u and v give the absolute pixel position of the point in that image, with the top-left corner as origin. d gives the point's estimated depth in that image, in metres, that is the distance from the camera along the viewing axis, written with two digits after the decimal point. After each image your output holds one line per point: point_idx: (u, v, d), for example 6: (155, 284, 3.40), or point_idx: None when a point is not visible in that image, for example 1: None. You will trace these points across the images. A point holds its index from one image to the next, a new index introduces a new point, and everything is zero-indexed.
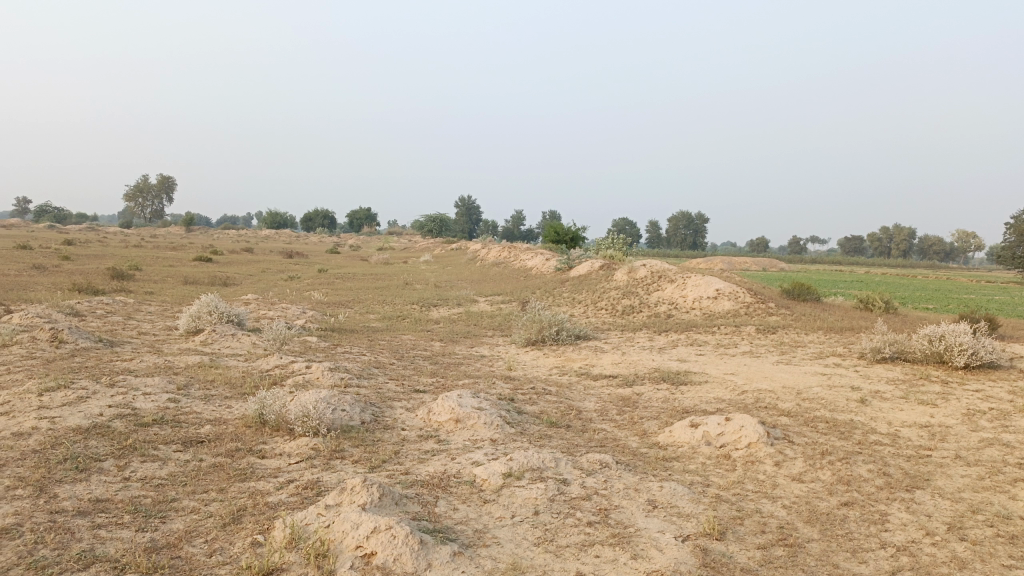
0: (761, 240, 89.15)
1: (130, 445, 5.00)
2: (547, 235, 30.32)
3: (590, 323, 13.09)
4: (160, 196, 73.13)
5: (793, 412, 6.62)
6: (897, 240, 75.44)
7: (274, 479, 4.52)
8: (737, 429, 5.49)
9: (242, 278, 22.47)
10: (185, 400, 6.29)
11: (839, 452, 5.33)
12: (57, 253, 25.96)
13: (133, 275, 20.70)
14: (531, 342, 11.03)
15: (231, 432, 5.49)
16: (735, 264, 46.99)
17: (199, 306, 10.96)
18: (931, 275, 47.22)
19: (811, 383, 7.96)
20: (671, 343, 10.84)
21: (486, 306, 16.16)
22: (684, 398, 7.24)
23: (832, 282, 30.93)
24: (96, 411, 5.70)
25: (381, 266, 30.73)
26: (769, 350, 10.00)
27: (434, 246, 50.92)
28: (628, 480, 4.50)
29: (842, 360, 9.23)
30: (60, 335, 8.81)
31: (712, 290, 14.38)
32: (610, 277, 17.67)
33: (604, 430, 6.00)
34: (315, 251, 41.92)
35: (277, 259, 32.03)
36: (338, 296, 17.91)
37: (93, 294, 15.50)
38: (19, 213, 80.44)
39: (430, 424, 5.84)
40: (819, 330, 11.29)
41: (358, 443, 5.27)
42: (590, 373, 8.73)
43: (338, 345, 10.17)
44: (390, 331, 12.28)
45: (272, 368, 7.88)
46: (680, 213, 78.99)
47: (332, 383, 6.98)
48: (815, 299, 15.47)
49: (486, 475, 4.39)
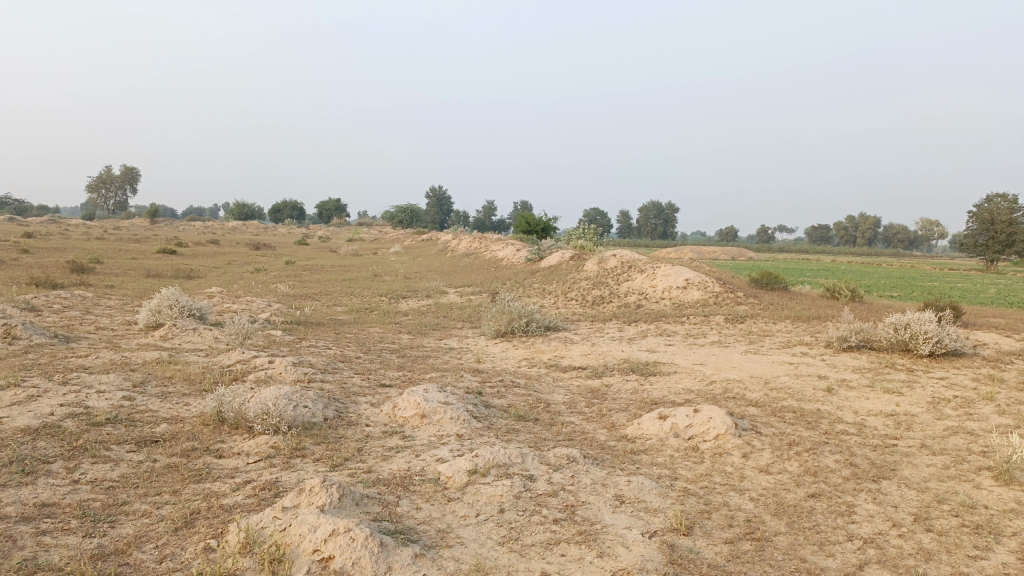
0: (730, 230, 89.91)
1: (81, 446, 4.81)
2: (518, 226, 30.24)
3: (560, 314, 13.02)
4: (124, 188, 71.77)
5: (761, 402, 6.60)
6: (862, 229, 76.54)
7: (231, 479, 4.37)
8: (705, 421, 5.45)
9: (208, 270, 22.09)
10: (142, 398, 6.10)
11: (806, 443, 5.31)
12: (15, 246, 25.32)
13: (94, 268, 20.25)
14: (501, 333, 10.94)
15: (188, 431, 5.32)
16: (704, 253, 47.35)
17: (159, 300, 10.69)
18: (895, 263, 48.01)
19: (779, 373, 7.97)
20: (641, 333, 10.82)
21: (456, 297, 16.04)
22: (652, 389, 7.19)
23: (800, 271, 31.27)
24: (46, 411, 5.49)
25: (350, 258, 30.45)
26: (738, 339, 10.01)
27: (405, 237, 50.60)
28: (595, 475, 4.42)
29: (810, 349, 9.27)
30: (13, 332, 8.53)
31: (681, 280, 14.40)
32: (580, 267, 17.63)
33: (572, 423, 5.93)
34: (283, 243, 41.40)
35: (244, 251, 31.56)
36: (305, 288, 17.66)
37: (51, 288, 15.09)
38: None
39: (395, 419, 5.72)
40: (787, 319, 11.34)
41: (320, 441, 5.13)
42: (560, 364, 8.66)
43: (303, 339, 9.99)
44: (358, 324, 12.11)
45: (234, 364, 7.69)
46: (651, 203, 79.34)
47: (295, 379, 6.83)
48: (783, 288, 15.57)
49: (450, 473, 4.29)
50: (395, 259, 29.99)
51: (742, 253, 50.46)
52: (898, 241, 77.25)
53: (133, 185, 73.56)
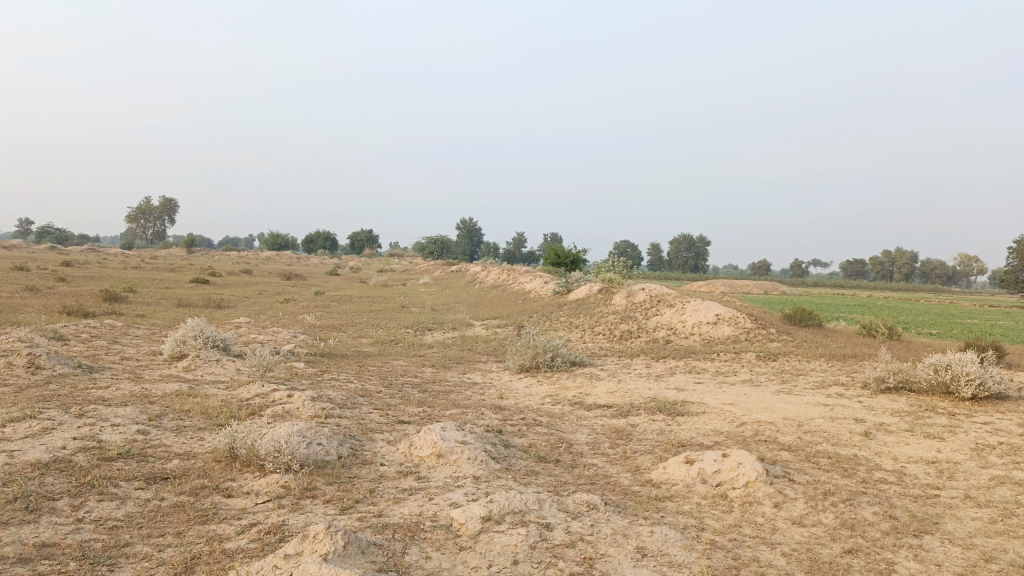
0: (763, 263, 88.93)
1: (88, 482, 4.70)
2: (547, 258, 30.12)
3: (587, 348, 12.79)
4: (163, 218, 73.27)
5: (793, 447, 6.32)
6: (898, 264, 75.21)
7: (237, 521, 4.22)
8: (734, 467, 5.20)
9: (238, 300, 22.22)
10: (156, 432, 6.00)
11: (842, 492, 5.03)
12: (53, 274, 25.75)
13: (127, 296, 20.47)
14: (525, 368, 10.74)
15: (199, 467, 5.20)
16: (736, 288, 46.80)
17: (184, 331, 10.68)
18: (932, 299, 46.99)
19: (813, 415, 7.66)
20: (669, 370, 10.55)
21: (482, 330, 15.90)
22: (680, 430, 6.93)
23: (833, 307, 30.68)
24: (59, 444, 5.40)
25: (379, 289, 30.56)
26: (770, 378, 9.70)
27: (434, 268, 50.79)
28: (616, 525, 4.19)
29: (845, 390, 8.93)
30: (37, 361, 8.53)
31: (711, 315, 14.11)
32: (608, 301, 17.41)
33: (595, 465, 5.70)
34: (314, 273, 41.75)
35: (276, 281, 31.84)
36: (332, 319, 17.63)
37: (82, 317, 15.24)
38: (20, 233, 80.45)
39: (411, 459, 5.55)
40: (821, 357, 10.99)
41: (332, 481, 4.97)
42: (584, 402, 8.43)
43: (325, 372, 9.88)
44: (381, 356, 11.99)
45: (253, 397, 7.59)
46: (681, 236, 78.84)
47: (312, 414, 6.70)
48: (817, 325, 15.18)
49: (463, 519, 4.09)
50: (423, 290, 29.97)
51: (775, 287, 49.75)
52: (935, 277, 75.74)
53: (171, 215, 75.02)
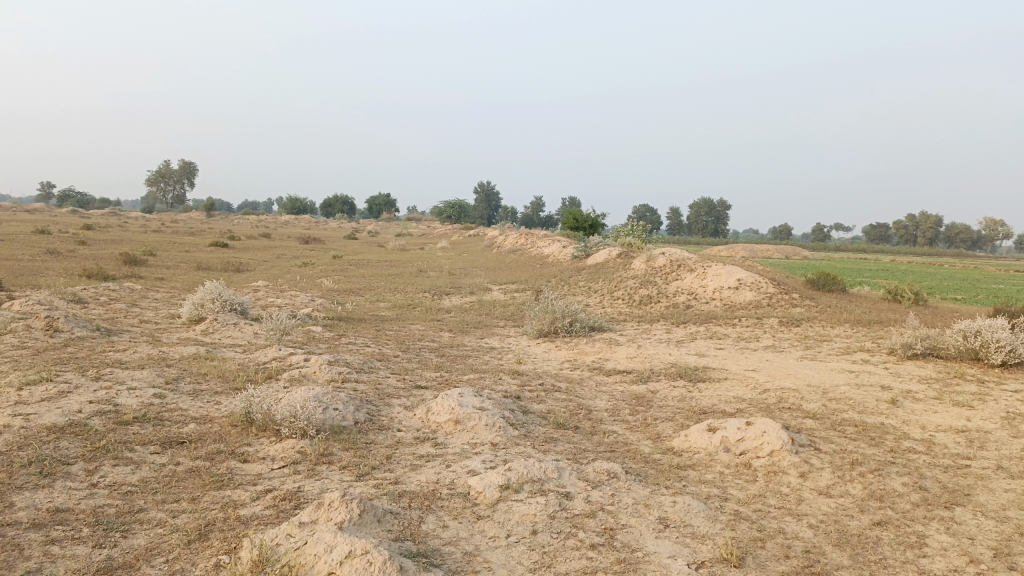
0: (784, 227, 87.88)
1: (103, 446, 4.66)
2: (566, 222, 29.86)
3: (606, 314, 12.65)
4: (182, 181, 73.49)
5: (818, 415, 6.17)
6: (923, 228, 74.01)
7: (252, 488, 4.16)
8: (759, 435, 5.06)
9: (257, 264, 22.23)
10: (172, 396, 5.95)
11: (870, 462, 4.89)
12: (75, 238, 25.94)
13: (147, 260, 20.52)
14: (544, 333, 10.62)
15: (215, 432, 5.15)
16: (757, 252, 46.31)
17: (202, 294, 10.65)
18: (958, 264, 46.21)
19: (838, 382, 7.49)
20: (690, 335, 10.40)
21: (500, 294, 15.79)
22: (702, 397, 6.80)
23: (857, 272, 30.20)
24: (75, 408, 5.38)
25: (397, 253, 30.48)
26: (793, 344, 9.52)
27: (451, 232, 50.55)
28: (638, 494, 4.09)
29: (871, 357, 8.73)
30: (55, 324, 8.53)
31: (733, 280, 13.87)
32: (627, 266, 17.21)
33: (615, 432, 5.60)
34: (332, 237, 41.78)
35: (294, 245, 31.85)
36: (349, 283, 17.59)
37: (102, 280, 15.30)
38: (42, 197, 81.10)
39: (428, 425, 5.46)
40: (846, 323, 10.77)
41: (348, 447, 4.90)
42: (604, 367, 8.32)
43: (343, 336, 9.83)
44: (399, 321, 11.93)
45: (269, 361, 7.55)
46: (701, 199, 77.90)
47: (329, 379, 6.63)
48: (841, 290, 14.91)
49: (482, 488, 4.01)
50: (440, 255, 29.85)
51: (796, 252, 49.17)
52: (960, 242, 74.52)
53: (191, 179, 75.16)
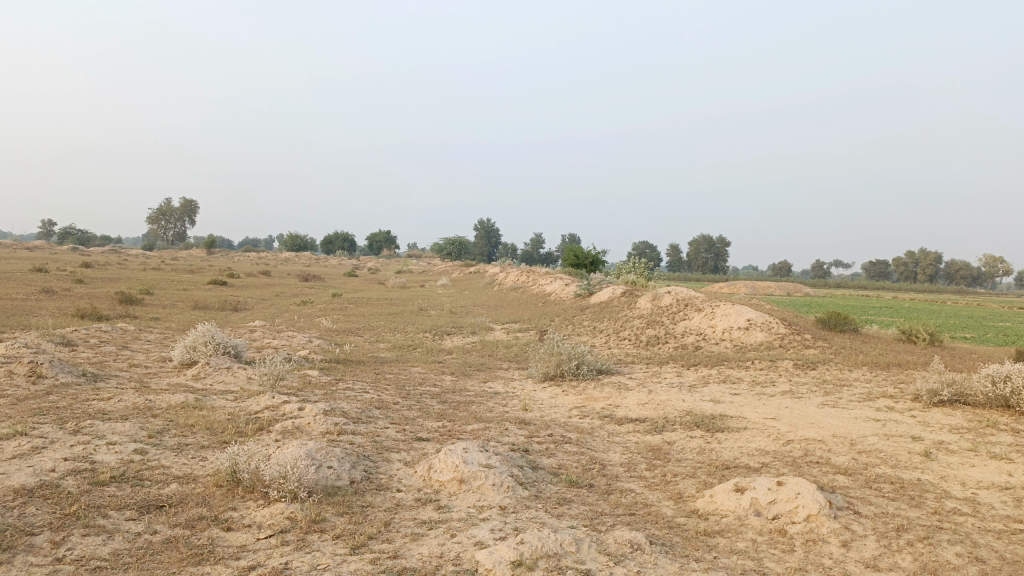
0: (783, 263, 87.50)
1: (73, 512, 4.22)
2: (567, 259, 29.61)
3: (613, 356, 12.23)
4: (183, 219, 73.47)
5: (849, 470, 5.76)
6: (923, 265, 73.79)
7: (235, 563, 3.73)
8: (792, 497, 4.63)
9: (254, 302, 21.84)
10: (155, 451, 5.52)
11: (917, 528, 4.45)
12: (72, 276, 25.70)
13: (143, 299, 20.11)
14: (549, 377, 10.22)
15: (198, 494, 4.72)
16: (759, 289, 45.94)
17: (194, 337, 10.25)
18: (961, 301, 45.95)
19: (864, 432, 7.06)
20: (702, 379, 9.99)
21: (502, 334, 15.42)
22: (722, 449, 6.38)
23: (863, 309, 29.77)
24: (47, 467, 4.95)
25: (397, 291, 30.09)
26: (811, 389, 9.08)
27: (450, 270, 50.34)
28: (665, 571, 3.65)
29: (895, 404, 8.32)
30: (38, 370, 8.11)
31: (743, 320, 13.49)
32: (632, 305, 16.82)
33: (632, 491, 5.16)
34: (331, 274, 41.59)
35: (293, 283, 31.46)
36: (348, 323, 17.20)
37: (95, 320, 14.91)
38: (43, 235, 80.90)
39: (430, 484, 5.03)
40: (863, 366, 10.34)
41: (343, 511, 4.47)
42: (614, 415, 7.89)
43: (340, 381, 9.39)
44: (399, 363, 11.50)
45: (262, 410, 7.13)
46: (702, 236, 77.74)
47: (324, 431, 6.20)
48: (852, 330, 14.50)
49: (491, 564, 3.58)
50: (440, 293, 29.48)
51: (797, 289, 48.74)
52: (960, 278, 74.20)
53: (192, 217, 75.13)
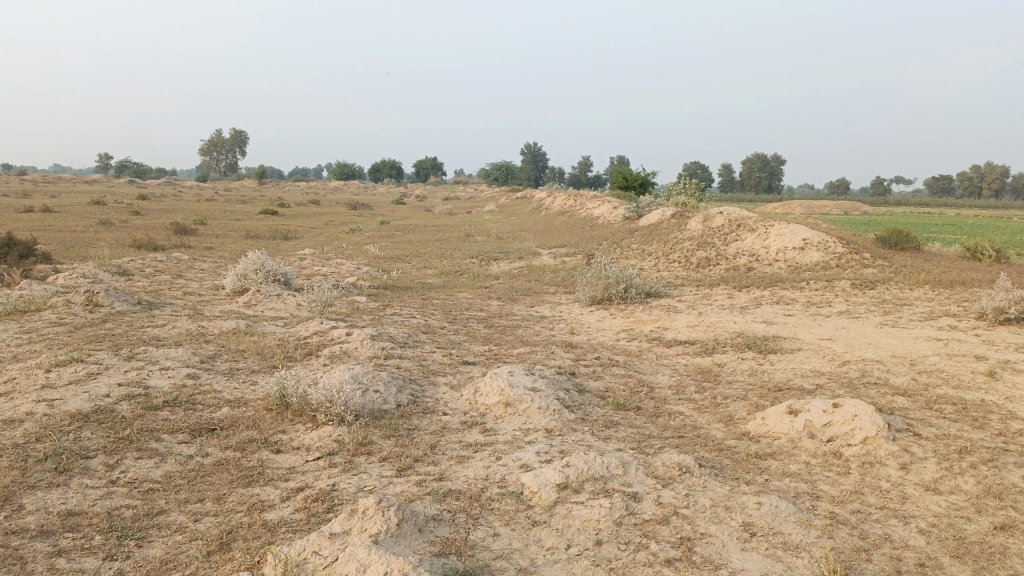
0: (840, 181, 84.49)
1: (127, 437, 4.31)
2: (615, 181, 29.01)
3: (662, 278, 12.01)
4: (233, 150, 74.07)
5: (909, 391, 5.55)
6: (989, 179, 70.57)
7: (283, 485, 3.76)
8: (848, 419, 4.46)
9: (304, 231, 22.03)
10: (207, 376, 5.62)
11: (982, 451, 4.25)
12: (129, 208, 26.26)
13: (196, 229, 20.43)
14: (597, 300, 10.09)
15: (249, 418, 4.77)
16: (815, 209, 44.58)
17: (245, 265, 10.35)
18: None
19: (925, 352, 6.81)
20: (754, 301, 9.73)
21: (549, 259, 15.26)
22: (775, 371, 6.21)
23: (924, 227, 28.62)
24: (103, 392, 5.07)
25: (444, 217, 30.00)
26: (870, 309, 8.78)
27: (496, 196, 49.97)
28: (715, 494, 3.56)
29: (958, 322, 7.98)
30: (95, 299, 8.30)
31: (798, 240, 13.05)
32: (683, 226, 16.43)
33: (682, 414, 5.06)
34: (379, 202, 41.70)
35: (342, 211, 31.61)
36: (395, 250, 17.23)
37: (151, 251, 15.22)
38: (101, 169, 82.67)
39: (476, 408, 5.01)
40: (925, 285, 9.93)
41: (389, 435, 4.47)
42: (663, 337, 7.76)
43: (388, 307, 9.41)
44: (446, 289, 11.49)
45: (311, 335, 7.19)
46: (755, 155, 75.28)
47: (371, 356, 6.23)
48: (914, 248, 13.93)
49: (536, 487, 3.54)
50: (488, 218, 29.32)
51: (855, 207, 47.13)
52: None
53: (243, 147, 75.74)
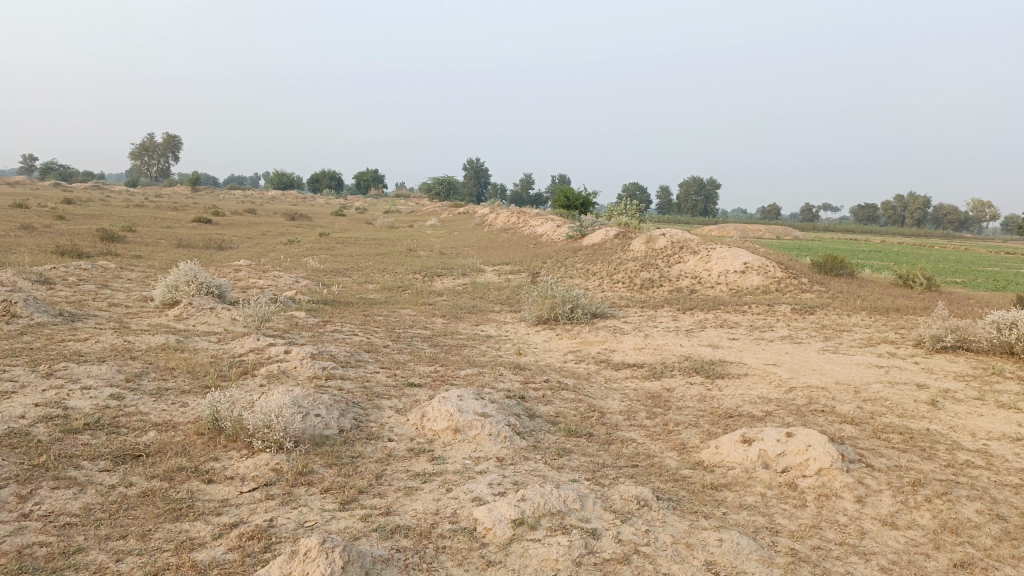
0: (773, 206, 86.95)
1: (42, 464, 3.95)
2: (558, 200, 29.11)
3: (607, 299, 11.99)
4: (167, 155, 71.90)
5: (856, 420, 5.57)
6: (912, 209, 73.70)
7: (216, 520, 3.48)
8: (802, 449, 4.41)
9: (240, 241, 21.38)
10: (133, 396, 5.25)
11: (933, 483, 4.26)
12: (53, 211, 25.08)
13: (125, 236, 19.59)
14: (543, 320, 9.97)
15: (178, 443, 4.45)
16: (750, 232, 45.67)
17: (176, 275, 9.87)
18: (948, 246, 45.82)
19: (868, 379, 6.88)
20: (699, 323, 9.77)
21: (493, 276, 15.11)
22: (724, 397, 6.17)
23: (854, 253, 29.53)
24: (16, 413, 4.66)
25: (386, 231, 29.59)
26: (811, 334, 8.88)
27: (438, 211, 49.72)
28: (675, 530, 3.44)
29: (897, 350, 8.14)
30: (12, 309, 7.76)
31: (739, 263, 13.23)
32: (626, 247, 16.51)
33: (634, 442, 4.94)
34: (318, 213, 40.94)
35: (279, 222, 30.90)
36: (335, 263, 16.81)
37: (74, 258, 14.46)
38: (24, 171, 79.15)
39: (423, 434, 4.79)
40: (863, 311, 10.14)
41: (331, 463, 4.22)
42: (611, 360, 7.66)
43: (328, 323, 9.09)
44: (388, 305, 11.20)
45: (246, 353, 6.85)
46: (692, 178, 76.77)
47: (311, 376, 5.94)
48: (848, 274, 14.27)
49: (490, 523, 3.35)
50: (430, 233, 29.06)
51: (787, 232, 48.53)
52: (948, 223, 74.20)
53: (177, 153, 73.60)
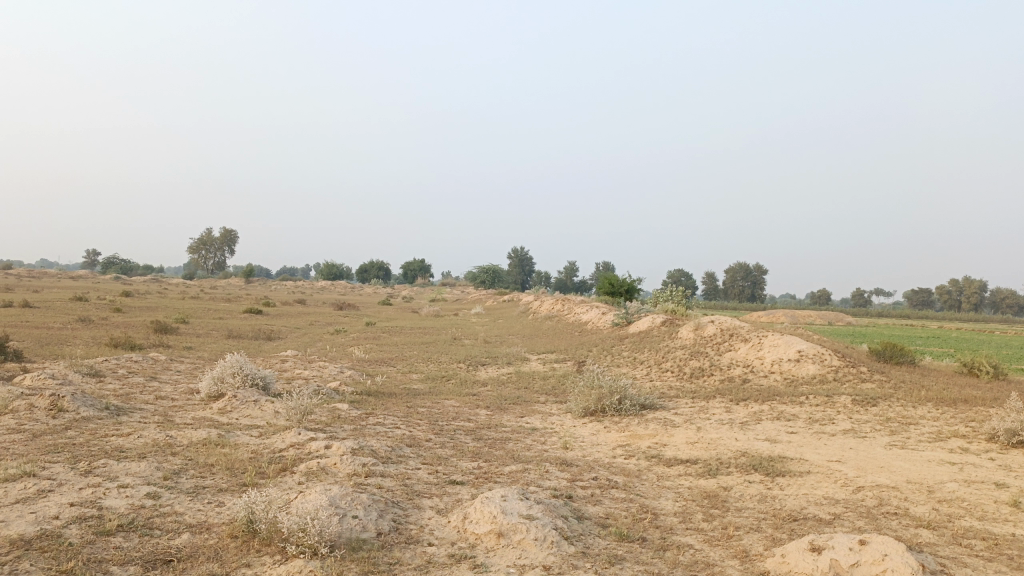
0: (823, 291, 85.42)
1: (70, 569, 3.81)
2: (602, 287, 29.03)
3: (656, 389, 11.63)
4: (223, 249, 74.32)
5: (932, 523, 5.13)
6: (968, 293, 71.75)
7: None
8: (878, 559, 4.03)
9: (288, 332, 21.65)
10: (170, 496, 5.11)
11: None
12: (111, 304, 25.85)
13: (177, 327, 19.99)
14: (590, 412, 9.67)
15: (211, 547, 4.28)
16: (799, 318, 44.80)
17: (222, 367, 9.89)
18: (1007, 331, 44.21)
19: (941, 478, 6.40)
20: (754, 415, 9.35)
21: (539, 365, 14.91)
22: (786, 498, 5.77)
23: (910, 340, 28.59)
24: (51, 513, 4.56)
25: (431, 319, 29.71)
26: (875, 428, 8.40)
27: (483, 298, 50.06)
28: None
29: (970, 445, 7.61)
30: (60, 403, 7.80)
31: (793, 352, 12.81)
32: (673, 334, 16.20)
33: (691, 548, 4.60)
34: (365, 303, 41.50)
35: (328, 311, 31.32)
36: (380, 352, 16.82)
37: (127, 350, 14.71)
38: (88, 265, 82.63)
39: (465, 538, 4.54)
40: (929, 403, 9.61)
41: (367, 571, 3.98)
42: (663, 455, 7.31)
43: (371, 415, 8.94)
44: (431, 396, 11.03)
45: (286, 448, 6.70)
46: (738, 265, 76.18)
47: (351, 473, 5.76)
48: (909, 362, 13.69)
49: None
50: (475, 322, 29.09)
51: (838, 317, 47.42)
52: (1007, 307, 71.85)
53: (232, 246, 76.10)
